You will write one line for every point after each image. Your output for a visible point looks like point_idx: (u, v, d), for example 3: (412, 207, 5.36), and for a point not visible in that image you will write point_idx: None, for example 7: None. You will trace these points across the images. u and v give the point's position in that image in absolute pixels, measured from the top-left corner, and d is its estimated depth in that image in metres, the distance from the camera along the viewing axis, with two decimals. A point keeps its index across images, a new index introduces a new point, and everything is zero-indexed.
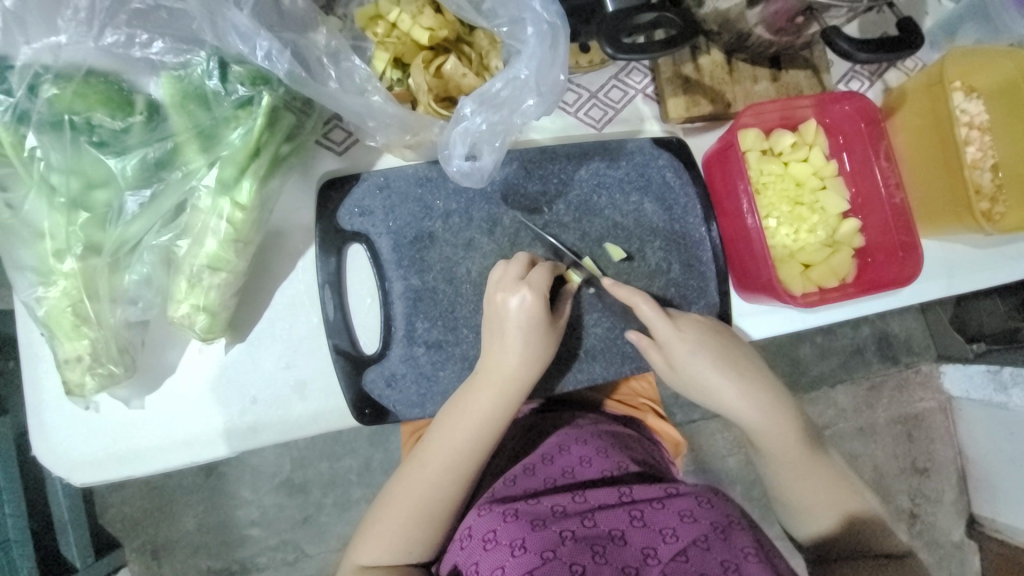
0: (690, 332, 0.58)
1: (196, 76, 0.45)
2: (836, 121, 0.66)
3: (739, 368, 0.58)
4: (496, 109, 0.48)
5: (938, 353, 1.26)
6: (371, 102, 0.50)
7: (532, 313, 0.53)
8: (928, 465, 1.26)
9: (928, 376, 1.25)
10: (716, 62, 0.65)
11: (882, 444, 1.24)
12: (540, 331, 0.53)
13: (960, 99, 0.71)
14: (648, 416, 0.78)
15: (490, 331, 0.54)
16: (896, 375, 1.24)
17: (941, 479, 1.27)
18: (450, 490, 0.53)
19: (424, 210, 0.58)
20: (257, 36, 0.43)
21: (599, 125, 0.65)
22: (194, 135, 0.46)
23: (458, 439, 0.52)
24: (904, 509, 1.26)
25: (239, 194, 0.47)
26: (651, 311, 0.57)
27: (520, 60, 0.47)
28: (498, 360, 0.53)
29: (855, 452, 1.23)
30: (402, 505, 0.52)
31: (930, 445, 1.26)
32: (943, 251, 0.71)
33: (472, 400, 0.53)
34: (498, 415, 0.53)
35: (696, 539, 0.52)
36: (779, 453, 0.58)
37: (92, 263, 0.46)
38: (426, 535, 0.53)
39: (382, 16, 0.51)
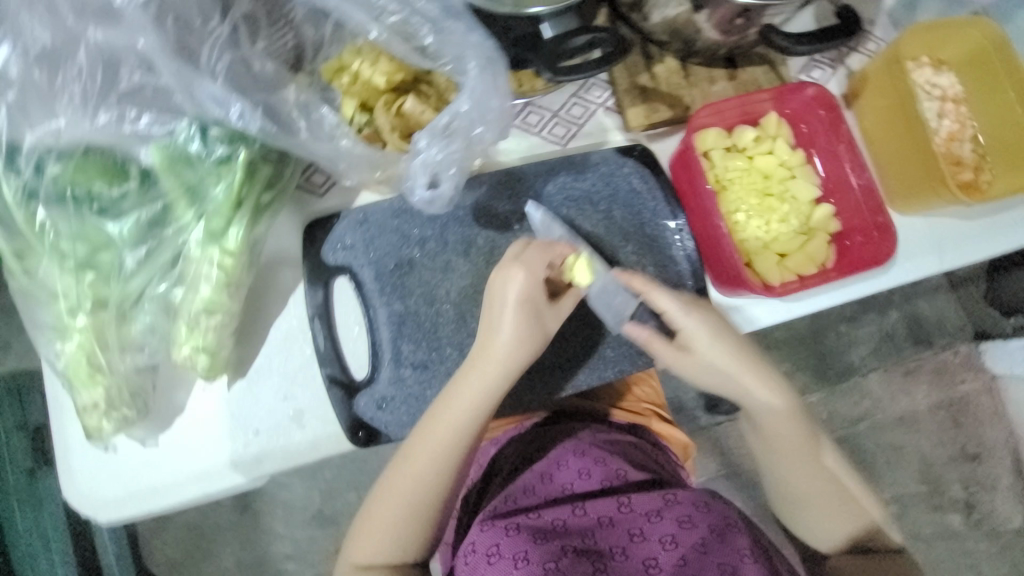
0: (701, 315, 0.58)
1: (180, 141, 0.50)
2: (799, 108, 0.67)
3: (751, 359, 0.58)
4: (450, 140, 0.52)
5: (977, 332, 1.20)
6: (339, 145, 0.55)
7: (523, 292, 0.54)
8: (979, 450, 1.20)
9: (968, 357, 1.20)
10: (671, 69, 0.68)
11: (926, 433, 1.19)
12: (531, 313, 0.55)
13: (930, 73, 0.72)
14: (654, 421, 0.78)
15: (488, 312, 0.55)
16: (932, 358, 1.20)
17: (995, 463, 1.20)
18: (448, 467, 0.55)
19: (402, 238, 0.61)
20: (230, 100, 0.49)
21: (563, 141, 0.68)
22: (183, 192, 0.51)
23: (449, 430, 0.54)
24: (959, 499, 1.19)
25: (228, 242, 0.52)
26: (662, 296, 0.58)
27: (463, 94, 0.50)
28: (486, 346, 0.55)
29: (899, 443, 1.18)
30: (396, 500, 0.55)
31: (979, 428, 1.20)
32: (932, 227, 0.70)
33: (461, 390, 0.54)
34: (485, 403, 0.55)
35: (695, 545, 0.54)
36: (791, 451, 0.58)
37: (102, 316, 0.51)
38: (419, 529, 0.56)
39: (345, 67, 0.56)
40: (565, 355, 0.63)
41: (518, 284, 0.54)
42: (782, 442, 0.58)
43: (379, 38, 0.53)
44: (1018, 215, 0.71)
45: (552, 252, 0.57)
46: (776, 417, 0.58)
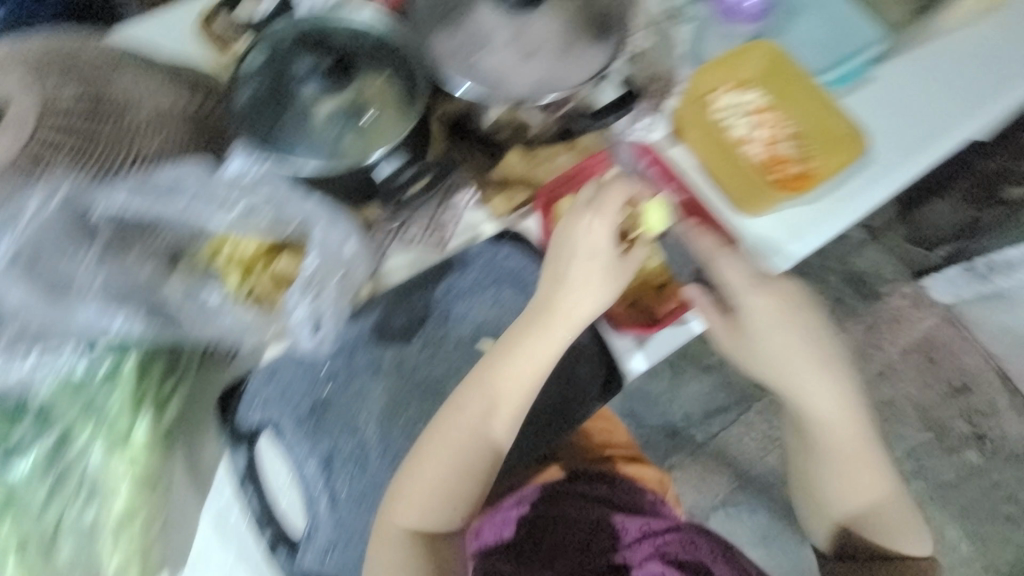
0: (773, 301, 0.62)
1: (66, 371, 0.54)
2: (634, 156, 0.75)
3: (816, 346, 0.64)
4: (312, 295, 0.60)
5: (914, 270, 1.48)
6: (226, 322, 0.60)
7: (599, 245, 0.59)
8: (964, 381, 1.44)
9: (917, 294, 1.47)
10: (518, 154, 0.74)
11: (907, 381, 1.45)
12: (604, 267, 0.59)
13: (737, 92, 0.80)
14: (621, 463, 0.91)
15: (551, 268, 0.61)
16: (887, 308, 1.47)
17: (983, 390, 1.44)
18: (486, 430, 0.59)
19: (312, 381, 0.64)
20: (108, 316, 0.54)
21: (443, 245, 0.71)
22: (81, 413, 0.54)
23: (509, 387, 0.59)
24: (967, 433, 1.42)
25: (132, 446, 0.55)
26: (732, 266, 0.62)
27: (309, 255, 0.60)
28: (559, 304, 0.59)
29: (889, 398, 1.44)
30: (442, 461, 0.58)
31: (954, 361, 1.45)
32: (784, 219, 0.77)
33: (534, 342, 0.59)
34: (551, 354, 0.59)
35: (669, 555, 0.72)
36: (837, 432, 0.64)
37: (28, 554, 0.54)
38: (466, 486, 0.59)
39: (218, 245, 0.59)
40: None
41: (585, 236, 0.59)
42: (834, 432, 0.64)
43: (224, 228, 0.58)
44: (852, 189, 0.79)
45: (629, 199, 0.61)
46: (837, 403, 0.64)
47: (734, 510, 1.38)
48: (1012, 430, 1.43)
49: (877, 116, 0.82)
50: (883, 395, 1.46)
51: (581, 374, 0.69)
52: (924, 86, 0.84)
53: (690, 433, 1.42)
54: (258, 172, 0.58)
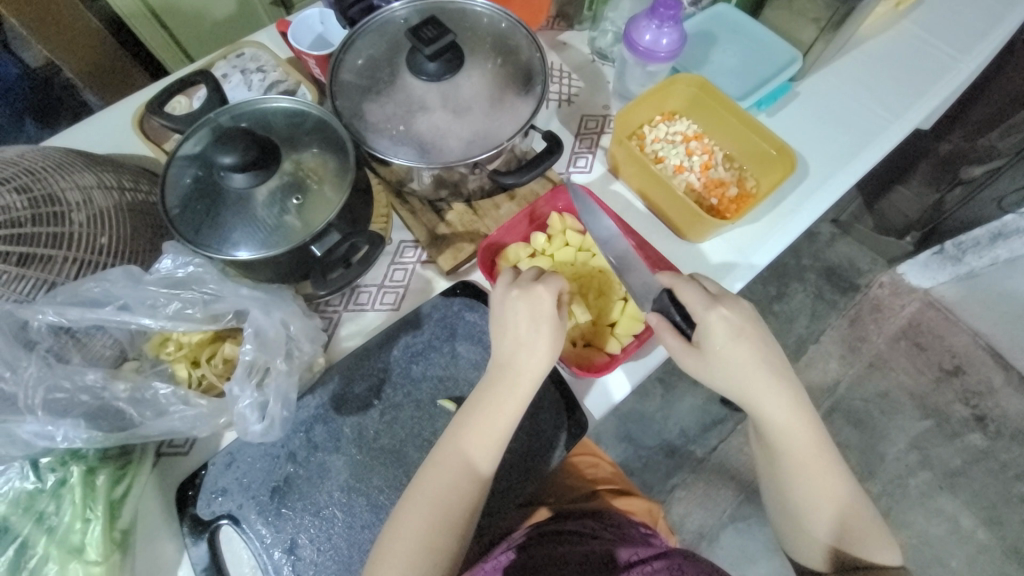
0: (725, 321, 0.61)
1: (15, 485, 0.54)
2: (570, 200, 0.78)
3: (769, 361, 0.63)
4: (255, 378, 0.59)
5: (889, 259, 1.56)
6: (173, 416, 0.59)
7: (542, 307, 0.60)
8: (956, 362, 1.47)
9: (896, 283, 1.53)
10: (460, 211, 0.78)
11: (901, 367, 1.47)
12: (553, 323, 0.60)
13: (667, 126, 0.86)
14: (613, 498, 0.89)
15: (499, 332, 0.62)
16: (867, 299, 1.53)
17: (978, 368, 1.47)
18: (465, 494, 0.58)
19: (273, 460, 0.64)
20: (50, 427, 0.53)
21: (397, 305, 0.75)
22: (36, 522, 0.53)
23: (481, 438, 0.59)
24: (968, 415, 1.43)
25: (89, 552, 0.53)
26: (693, 293, 0.62)
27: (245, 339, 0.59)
28: (511, 357, 0.61)
29: (883, 389, 1.45)
30: (421, 516, 0.57)
31: (943, 342, 1.49)
32: (729, 240, 0.80)
33: (497, 393, 0.60)
34: (517, 402, 0.60)
35: None
36: (799, 446, 0.63)
37: None
38: (448, 544, 0.56)
39: (168, 337, 0.62)
40: None
41: (526, 303, 0.60)
42: (794, 444, 0.63)
43: (162, 326, 0.59)
44: (793, 201, 0.83)
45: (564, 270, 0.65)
46: (791, 414, 0.63)
47: (746, 526, 1.34)
48: (1009, 406, 1.43)
49: (802, 131, 0.88)
50: (876, 386, 1.46)
51: (545, 422, 0.69)
52: (843, 98, 0.90)
53: (689, 450, 1.40)
54: (194, 270, 0.61)
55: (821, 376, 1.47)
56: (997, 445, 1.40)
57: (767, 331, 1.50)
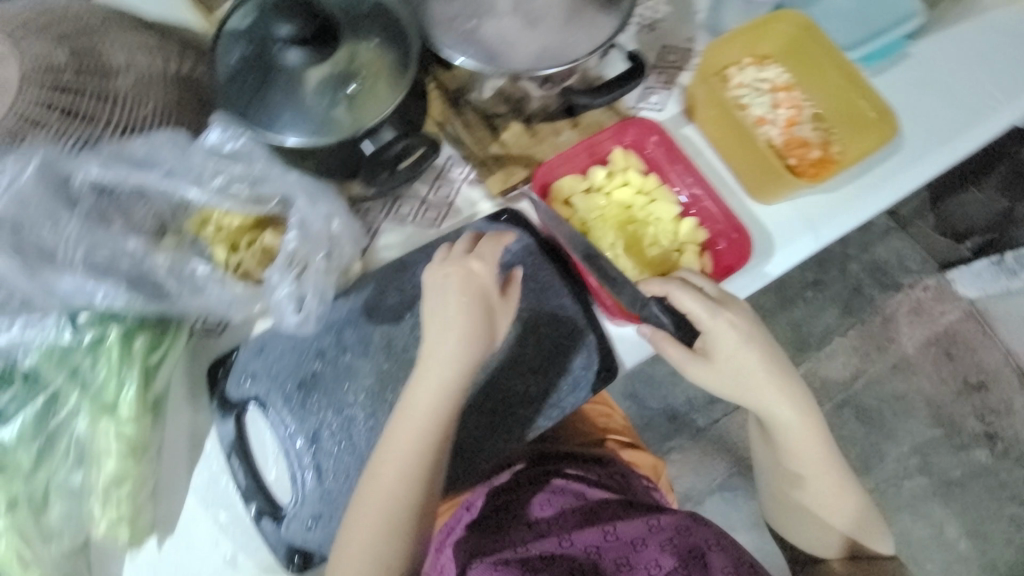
0: (736, 327, 0.61)
1: (53, 336, 0.54)
2: (638, 135, 0.71)
3: (780, 366, 0.63)
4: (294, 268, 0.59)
5: (941, 261, 1.38)
6: (211, 294, 0.58)
7: (472, 286, 0.58)
8: (982, 378, 1.34)
9: (940, 289, 1.37)
10: (517, 132, 0.72)
11: (924, 374, 1.35)
12: (477, 306, 0.58)
13: (755, 71, 0.77)
14: (621, 449, 0.90)
15: (429, 319, 0.58)
16: (907, 298, 1.37)
17: (1003, 387, 1.33)
18: (414, 475, 0.56)
19: (302, 356, 0.64)
20: (91, 285, 0.53)
21: (439, 222, 0.72)
22: (69, 377, 0.54)
23: (424, 420, 0.56)
24: (980, 432, 1.33)
25: (121, 411, 0.55)
26: (688, 297, 0.61)
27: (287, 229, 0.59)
28: (446, 336, 0.57)
29: (899, 391, 1.35)
30: (376, 495, 0.55)
31: (975, 355, 1.34)
32: (800, 208, 0.74)
33: (435, 374, 0.57)
34: (462, 377, 0.57)
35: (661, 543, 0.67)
36: (805, 450, 0.64)
37: (14, 518, 0.53)
38: (404, 519, 0.56)
39: (208, 218, 0.59)
40: (484, 424, 0.66)
41: (458, 280, 0.58)
42: (797, 443, 0.64)
43: (206, 201, 0.58)
44: (877, 175, 0.75)
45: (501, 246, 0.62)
46: (801, 418, 0.63)
47: (732, 496, 1.37)
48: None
49: (903, 99, 0.78)
50: (894, 388, 1.36)
51: (575, 361, 0.67)
52: (958, 67, 0.80)
53: (692, 418, 1.41)
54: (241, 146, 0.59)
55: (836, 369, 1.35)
56: (1000, 463, 1.32)
57: (792, 316, 1.39)
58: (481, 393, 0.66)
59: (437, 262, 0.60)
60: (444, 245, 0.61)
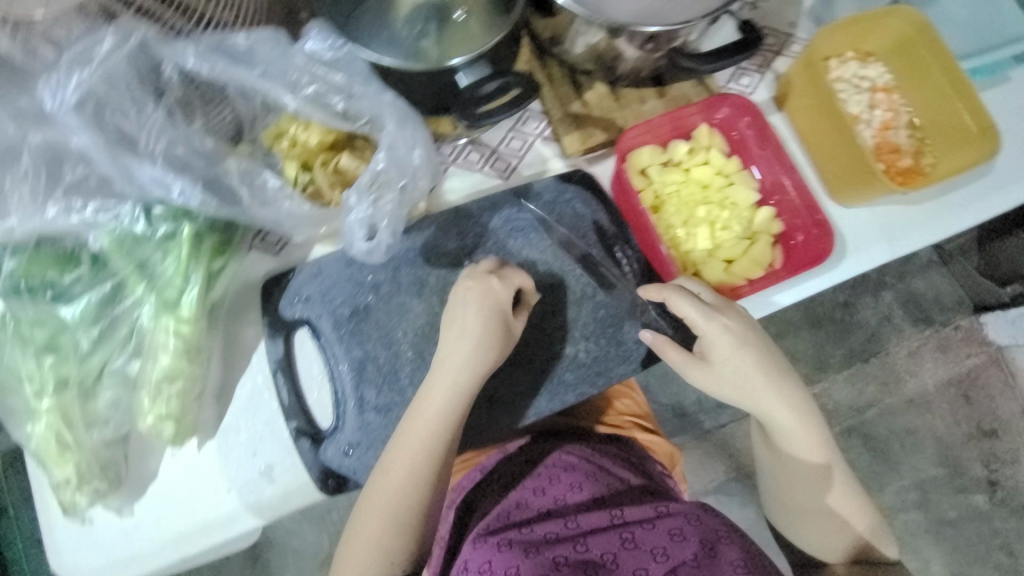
0: (732, 329, 0.59)
1: (126, 224, 0.53)
2: (730, 115, 0.68)
3: (777, 369, 0.60)
4: (378, 190, 0.54)
5: (976, 304, 1.25)
6: (282, 208, 0.57)
7: (487, 302, 0.58)
8: (996, 426, 1.23)
9: (970, 330, 1.24)
10: (601, 93, 0.70)
11: (939, 412, 1.23)
12: (495, 319, 0.57)
13: (856, 68, 0.73)
14: (636, 432, 0.84)
15: (446, 327, 0.58)
16: (936, 336, 1.24)
17: (1015, 437, 1.23)
18: (419, 484, 0.55)
19: (356, 286, 0.63)
20: (169, 179, 0.52)
21: (506, 174, 0.70)
22: (135, 268, 0.54)
23: (427, 432, 0.56)
24: (983, 478, 1.22)
25: (182, 310, 0.55)
26: (688, 302, 0.59)
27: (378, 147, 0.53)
28: (457, 347, 0.57)
29: (911, 426, 1.22)
30: (376, 505, 0.55)
31: (992, 403, 1.23)
32: (879, 215, 0.71)
33: (441, 387, 0.56)
34: (468, 391, 0.57)
35: (672, 531, 0.60)
36: (801, 456, 0.61)
37: (66, 396, 0.53)
38: (404, 531, 0.55)
39: (284, 132, 0.58)
40: (527, 383, 0.64)
41: (477, 295, 0.58)
42: (792, 450, 0.61)
43: (298, 109, 0.56)
44: (964, 195, 0.72)
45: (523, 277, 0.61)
46: (798, 426, 0.60)
47: None
48: None
49: (1008, 118, 0.74)
50: (905, 422, 1.22)
51: (629, 335, 0.65)
52: None
53: (698, 419, 1.35)
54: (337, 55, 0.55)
55: (852, 394, 1.22)
56: (997, 511, 1.22)
57: (823, 334, 1.23)
58: (529, 352, 0.65)
59: (460, 276, 0.60)
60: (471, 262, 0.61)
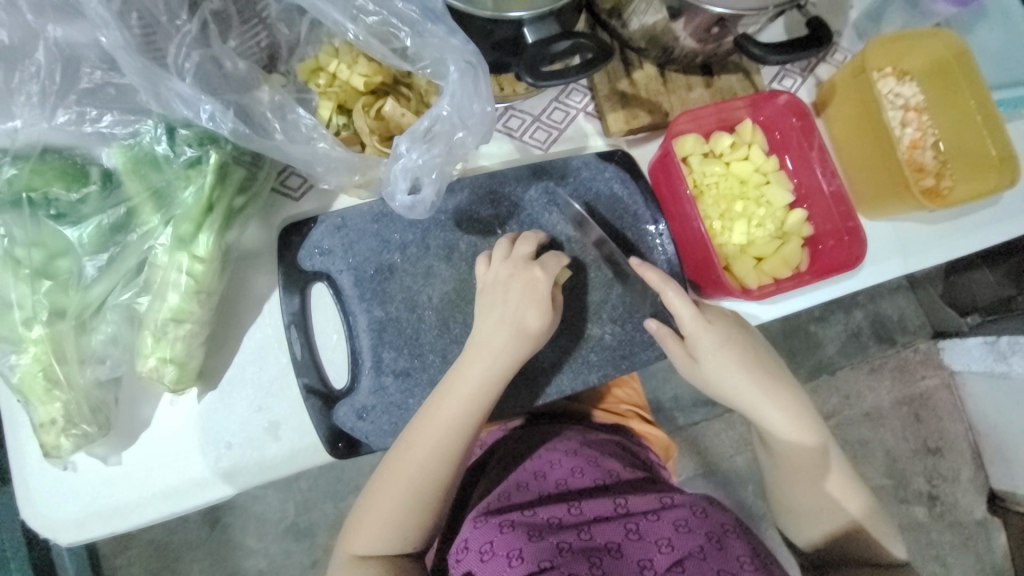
0: (719, 326, 0.60)
1: (145, 143, 0.48)
2: (773, 117, 0.68)
3: (761, 366, 0.60)
4: (429, 144, 0.51)
5: (935, 330, 1.23)
6: (317, 149, 0.52)
7: (533, 290, 0.56)
8: (940, 444, 1.22)
9: (928, 353, 1.23)
10: (649, 75, 0.68)
11: (890, 427, 1.21)
12: (523, 314, 0.56)
13: (893, 84, 0.73)
14: (634, 422, 0.79)
15: (482, 312, 0.56)
16: (895, 356, 1.22)
17: (955, 456, 1.23)
18: (439, 468, 0.53)
19: (382, 243, 0.60)
20: (200, 100, 0.46)
21: (544, 146, 0.68)
22: (149, 195, 0.49)
23: (451, 419, 0.54)
24: (922, 491, 1.21)
25: (197, 248, 0.50)
26: (679, 301, 0.59)
27: (442, 98, 0.50)
28: (490, 338, 0.55)
29: (863, 437, 1.20)
30: (394, 491, 0.53)
31: (939, 423, 1.23)
32: (896, 231, 0.73)
33: (466, 381, 0.54)
34: (497, 387, 0.55)
35: (677, 523, 0.56)
36: (794, 454, 0.60)
37: (59, 327, 0.48)
38: (421, 519, 0.54)
39: (323, 68, 0.54)
40: (549, 359, 0.63)
41: (522, 285, 0.56)
42: (786, 448, 0.60)
43: (357, 41, 0.51)
44: (977, 221, 0.74)
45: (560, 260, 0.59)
46: (787, 424, 0.60)
47: None
48: (962, 499, 1.23)
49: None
50: (859, 433, 1.20)
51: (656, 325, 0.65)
52: None
53: None
54: None
55: (820, 403, 1.19)
56: (934, 523, 1.21)
57: (791, 344, 1.19)
58: (555, 330, 0.63)
59: (496, 260, 0.57)
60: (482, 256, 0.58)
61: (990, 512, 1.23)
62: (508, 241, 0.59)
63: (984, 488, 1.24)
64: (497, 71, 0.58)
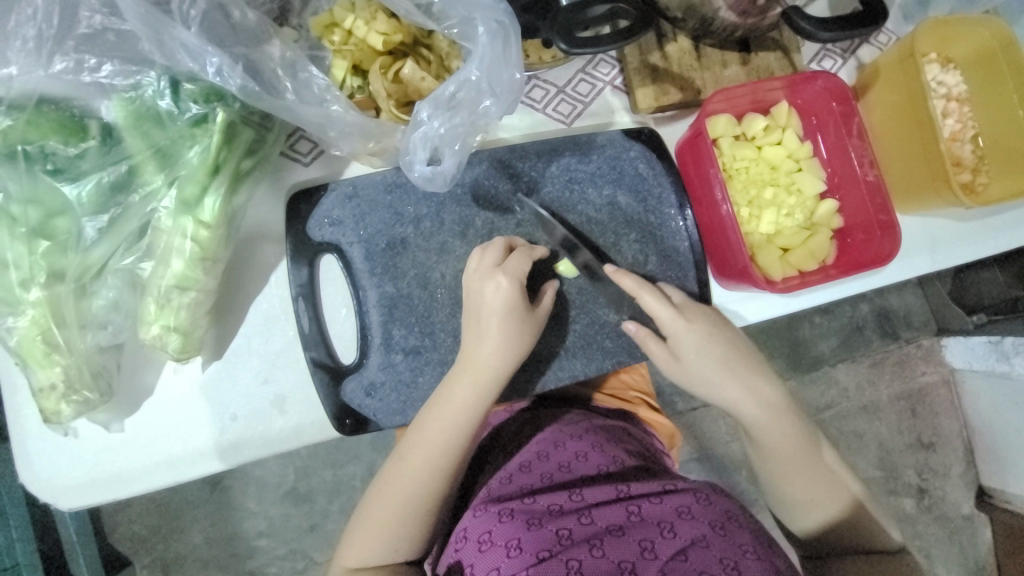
0: (699, 324, 0.57)
1: (148, 96, 0.45)
2: (811, 100, 0.64)
3: (743, 362, 0.58)
4: (452, 111, 0.48)
5: (939, 326, 1.21)
6: (331, 112, 0.48)
7: (508, 301, 0.53)
8: (934, 439, 1.23)
9: (930, 350, 1.21)
10: (683, 49, 0.64)
11: (886, 421, 1.21)
12: (517, 317, 0.54)
13: (936, 72, 0.69)
14: (641, 408, 0.77)
15: (473, 318, 0.54)
16: (898, 351, 1.21)
17: (947, 452, 1.23)
18: (433, 480, 0.53)
19: (394, 217, 0.57)
20: (206, 53, 0.43)
21: (568, 120, 0.64)
22: (152, 154, 0.46)
23: (443, 434, 0.53)
24: (912, 485, 1.22)
25: (203, 212, 0.47)
26: (659, 303, 0.57)
27: (471, 61, 0.47)
28: (477, 347, 0.53)
29: (859, 430, 1.20)
30: (387, 504, 0.53)
31: (935, 419, 1.22)
32: (926, 227, 0.71)
33: (458, 391, 0.53)
34: (489, 395, 0.53)
35: (680, 511, 0.55)
36: (784, 447, 0.58)
37: (59, 290, 0.46)
38: (413, 531, 0.53)
39: (338, 23, 0.51)
40: (562, 344, 0.62)
41: (504, 291, 0.53)
42: (776, 439, 0.58)
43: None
44: (1009, 219, 0.71)
45: (534, 259, 0.56)
46: (774, 417, 0.58)
47: None
48: (951, 494, 1.24)
49: None
50: (856, 426, 1.20)
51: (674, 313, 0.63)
52: None
53: None
54: None
55: (819, 395, 1.19)
56: (921, 516, 1.23)
57: (797, 335, 1.18)
58: (569, 314, 0.61)
59: (470, 269, 0.54)
60: (478, 250, 0.55)
61: (977, 508, 1.24)
62: (478, 247, 0.55)
63: (974, 484, 1.25)
64: (526, 37, 0.55)
